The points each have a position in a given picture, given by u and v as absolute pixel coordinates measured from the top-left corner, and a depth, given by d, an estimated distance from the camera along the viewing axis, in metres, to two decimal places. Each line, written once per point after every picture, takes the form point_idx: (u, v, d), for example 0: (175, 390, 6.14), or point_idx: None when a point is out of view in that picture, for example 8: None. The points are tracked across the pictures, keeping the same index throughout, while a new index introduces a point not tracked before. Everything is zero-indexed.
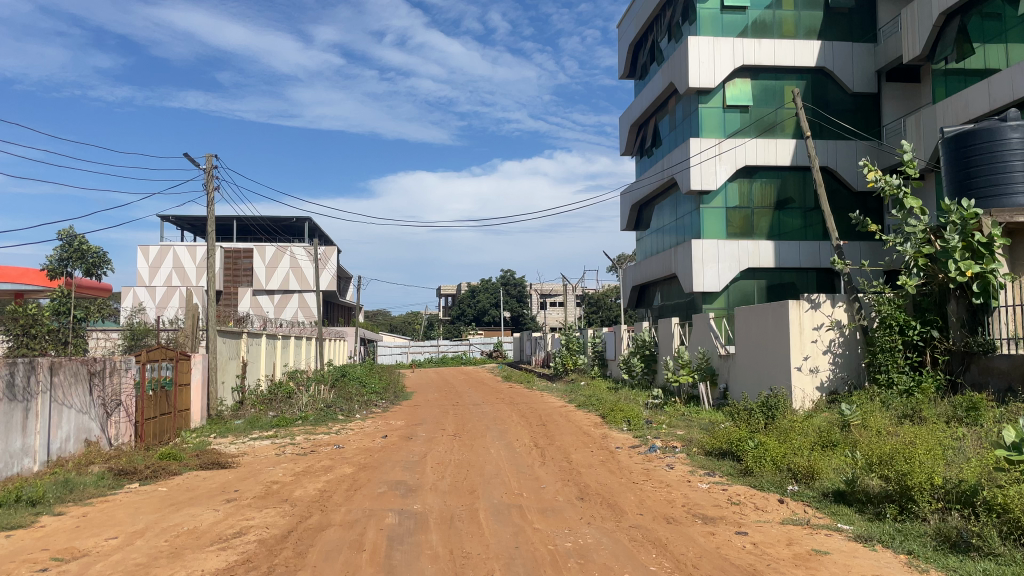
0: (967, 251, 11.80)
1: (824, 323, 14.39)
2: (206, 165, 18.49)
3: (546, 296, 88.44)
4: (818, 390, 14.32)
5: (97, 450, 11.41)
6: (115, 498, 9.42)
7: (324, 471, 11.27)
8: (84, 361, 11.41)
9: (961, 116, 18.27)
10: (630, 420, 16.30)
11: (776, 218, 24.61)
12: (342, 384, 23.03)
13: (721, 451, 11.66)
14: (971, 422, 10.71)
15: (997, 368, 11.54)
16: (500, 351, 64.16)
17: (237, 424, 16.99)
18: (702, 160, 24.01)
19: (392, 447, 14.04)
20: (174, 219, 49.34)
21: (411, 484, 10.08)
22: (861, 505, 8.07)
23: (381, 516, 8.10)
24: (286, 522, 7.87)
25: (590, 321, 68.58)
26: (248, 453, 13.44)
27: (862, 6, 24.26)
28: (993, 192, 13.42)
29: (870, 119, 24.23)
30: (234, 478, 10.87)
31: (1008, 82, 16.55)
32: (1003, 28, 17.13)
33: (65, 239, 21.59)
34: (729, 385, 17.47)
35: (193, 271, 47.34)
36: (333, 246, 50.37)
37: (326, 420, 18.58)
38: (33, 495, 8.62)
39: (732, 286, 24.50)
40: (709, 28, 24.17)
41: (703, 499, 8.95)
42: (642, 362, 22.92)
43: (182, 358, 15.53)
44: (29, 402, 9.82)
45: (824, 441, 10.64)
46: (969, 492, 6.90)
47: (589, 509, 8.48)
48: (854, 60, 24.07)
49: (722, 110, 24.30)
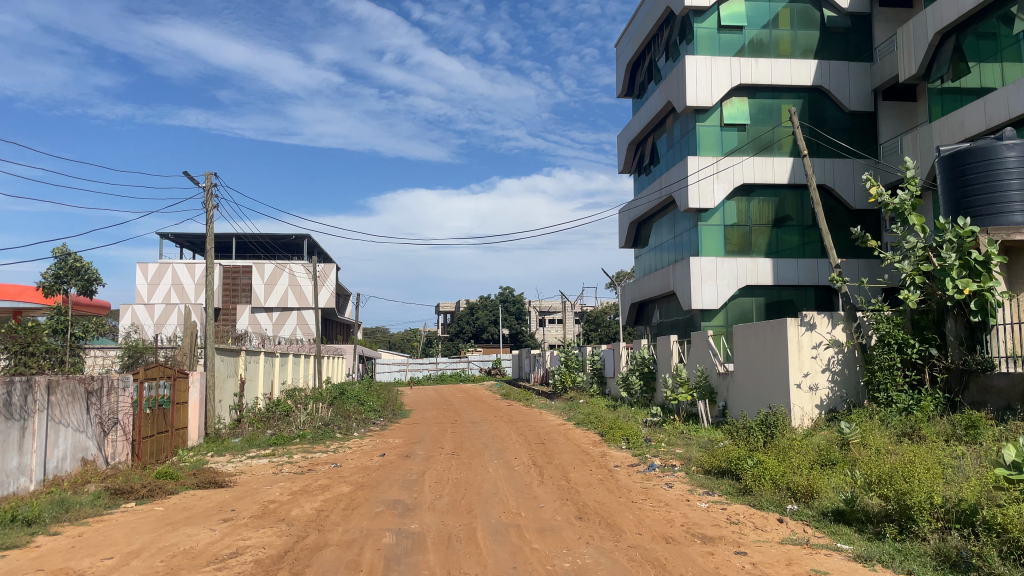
0: (965, 269, 11.87)
1: (822, 341, 14.42)
2: (206, 183, 18.56)
3: (546, 313, 88.77)
4: (818, 408, 14.31)
5: (93, 469, 11.35)
6: (111, 517, 9.36)
7: (321, 490, 11.20)
8: (81, 380, 11.39)
9: (957, 134, 18.42)
10: (629, 438, 16.26)
11: (773, 236, 24.71)
12: (340, 402, 23.00)
13: (720, 470, 11.64)
14: (971, 440, 10.70)
15: (996, 386, 11.52)
16: (499, 368, 64.03)
17: (235, 442, 16.92)
18: (699, 178, 24.19)
19: (390, 466, 13.99)
20: (174, 236, 49.43)
21: (409, 503, 10.04)
22: (861, 524, 8.03)
23: (378, 536, 8.04)
24: (282, 542, 7.82)
25: (589, 338, 68.62)
26: (246, 472, 13.39)
27: (857, 26, 24.56)
28: (990, 210, 13.51)
29: (868, 138, 24.45)
30: (231, 497, 10.82)
31: (1004, 101, 16.72)
32: (999, 48, 17.33)
33: (60, 257, 21.59)
34: (728, 403, 17.39)
35: (192, 289, 47.34)
36: (332, 263, 50.47)
37: (324, 438, 18.51)
38: (28, 514, 8.57)
39: (731, 303, 24.53)
40: (706, 47, 24.42)
41: (702, 518, 8.91)
42: (641, 380, 22.89)
43: (180, 377, 15.49)
44: (26, 421, 9.80)
45: (824, 459, 10.62)
46: (968, 511, 6.89)
47: (587, 529, 8.44)
48: (851, 78, 24.31)
49: (720, 128, 24.50)
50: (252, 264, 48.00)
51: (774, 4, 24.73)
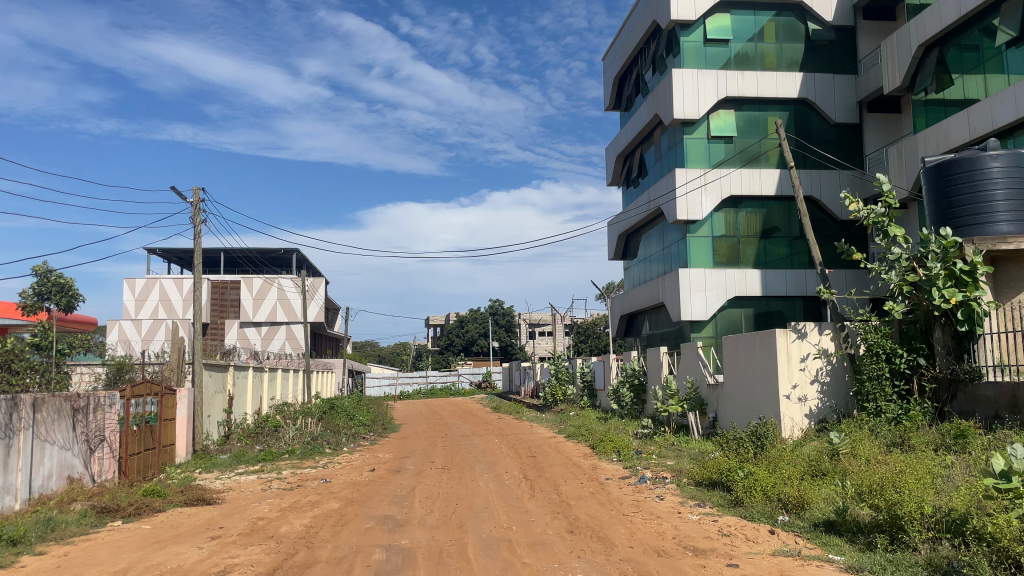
0: (950, 279, 11.92)
1: (810, 353, 14.49)
2: (194, 199, 18.47)
3: (535, 326, 89.34)
4: (807, 418, 14.36)
5: (79, 486, 11.19)
6: (97, 536, 9.23)
7: (309, 507, 11.06)
8: (67, 397, 11.25)
9: (942, 145, 18.64)
10: (620, 451, 16.23)
11: (761, 247, 24.90)
12: (329, 417, 22.81)
13: (711, 482, 11.63)
14: (959, 449, 10.76)
15: (984, 396, 11.58)
16: (489, 382, 63.86)
17: (223, 459, 16.74)
18: (688, 190, 24.39)
19: (380, 481, 13.92)
20: (161, 251, 49.04)
21: (399, 519, 9.96)
22: (852, 534, 8.09)
23: (368, 553, 7.97)
24: (271, 559, 7.74)
25: (578, 350, 68.87)
26: (234, 489, 13.24)
27: (841, 38, 24.92)
28: (975, 220, 13.71)
29: (853, 149, 24.79)
30: (219, 514, 10.71)
31: (989, 113, 16.98)
32: (981, 60, 17.63)
33: (42, 274, 21.24)
34: (718, 415, 17.45)
35: (180, 304, 46.98)
36: (321, 277, 50.25)
37: (313, 454, 18.35)
38: (13, 534, 8.41)
39: (720, 314, 24.64)
40: (692, 61, 24.68)
41: (694, 531, 8.88)
42: (631, 392, 22.94)
43: (166, 393, 15.30)
44: (11, 439, 9.65)
45: (814, 470, 10.67)
46: (958, 520, 6.96)
47: (579, 542, 8.42)
48: (837, 91, 24.61)
49: (707, 140, 24.72)
50: (240, 279, 47.81)
51: (759, 17, 25.01)
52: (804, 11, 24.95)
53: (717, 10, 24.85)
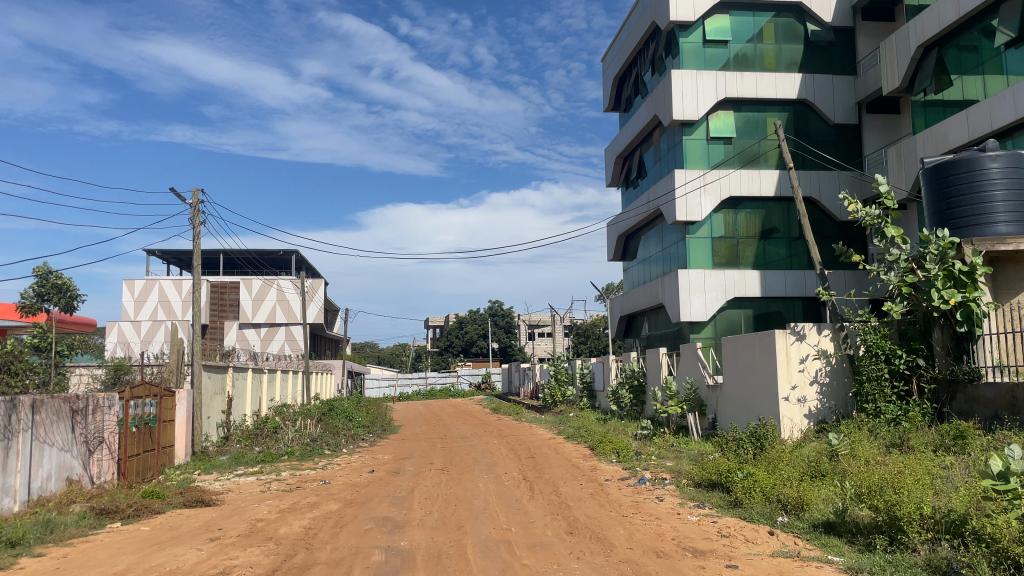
0: (949, 280, 11.92)
1: (810, 354, 14.49)
2: (194, 200, 18.46)
3: (534, 327, 89.36)
4: (806, 419, 14.37)
5: (78, 488, 11.17)
6: (97, 538, 9.22)
7: (309, 508, 11.04)
8: (67, 399, 11.24)
9: (941, 146, 18.65)
10: (619, 452, 16.22)
11: (760, 248, 24.90)
12: (328, 418, 22.79)
13: (710, 483, 11.62)
14: (959, 450, 10.76)
15: (983, 396, 11.58)
16: (489, 383, 63.85)
17: (222, 460, 16.72)
18: (687, 192, 24.40)
19: (379, 482, 13.90)
20: (161, 252, 49.05)
21: (398, 520, 9.94)
22: (851, 535, 8.09)
23: (367, 554, 7.97)
24: (270, 561, 7.73)
25: (578, 351, 68.87)
26: (233, 490, 13.22)
27: (840, 39, 24.94)
28: (974, 221, 13.73)
29: (853, 150, 24.82)
30: (218, 516, 10.69)
31: (988, 114, 17.00)
32: (980, 61, 17.64)
33: (41, 275, 21.22)
34: (717, 416, 17.44)
35: (179, 305, 46.95)
36: (321, 278, 50.24)
37: (312, 455, 18.34)
38: (12, 536, 8.40)
39: (720, 315, 24.64)
40: (691, 62, 24.69)
41: (693, 532, 8.87)
42: (631, 393, 22.93)
43: (166, 395, 15.29)
44: (10, 441, 9.65)
45: (813, 471, 10.66)
46: (957, 521, 6.96)
47: (579, 543, 8.41)
48: (836, 92, 24.63)
49: (706, 141, 24.73)
50: (240, 280, 47.78)
51: (758, 18, 25.03)
52: (803, 12, 24.97)
53: (716, 11, 24.87)
